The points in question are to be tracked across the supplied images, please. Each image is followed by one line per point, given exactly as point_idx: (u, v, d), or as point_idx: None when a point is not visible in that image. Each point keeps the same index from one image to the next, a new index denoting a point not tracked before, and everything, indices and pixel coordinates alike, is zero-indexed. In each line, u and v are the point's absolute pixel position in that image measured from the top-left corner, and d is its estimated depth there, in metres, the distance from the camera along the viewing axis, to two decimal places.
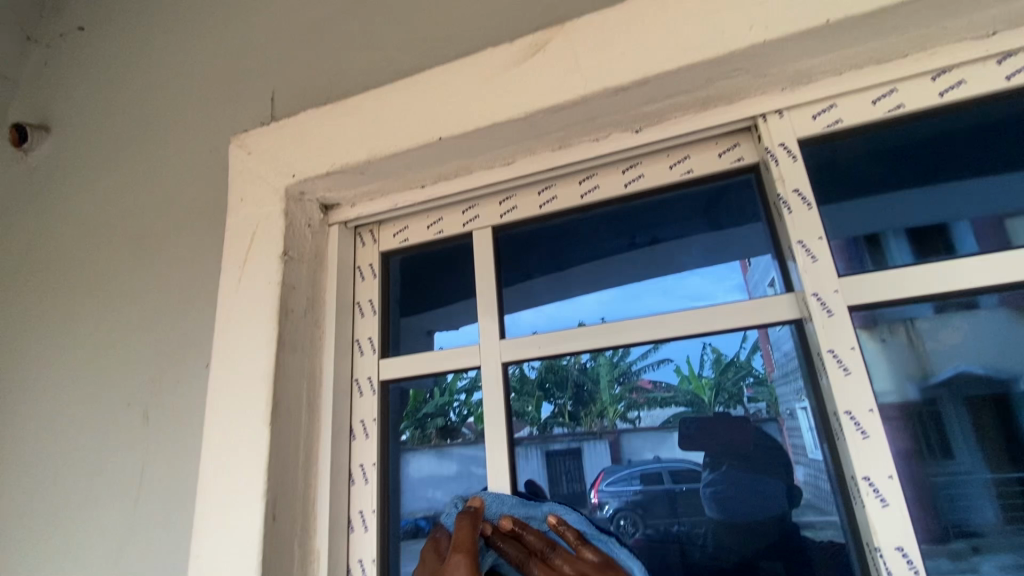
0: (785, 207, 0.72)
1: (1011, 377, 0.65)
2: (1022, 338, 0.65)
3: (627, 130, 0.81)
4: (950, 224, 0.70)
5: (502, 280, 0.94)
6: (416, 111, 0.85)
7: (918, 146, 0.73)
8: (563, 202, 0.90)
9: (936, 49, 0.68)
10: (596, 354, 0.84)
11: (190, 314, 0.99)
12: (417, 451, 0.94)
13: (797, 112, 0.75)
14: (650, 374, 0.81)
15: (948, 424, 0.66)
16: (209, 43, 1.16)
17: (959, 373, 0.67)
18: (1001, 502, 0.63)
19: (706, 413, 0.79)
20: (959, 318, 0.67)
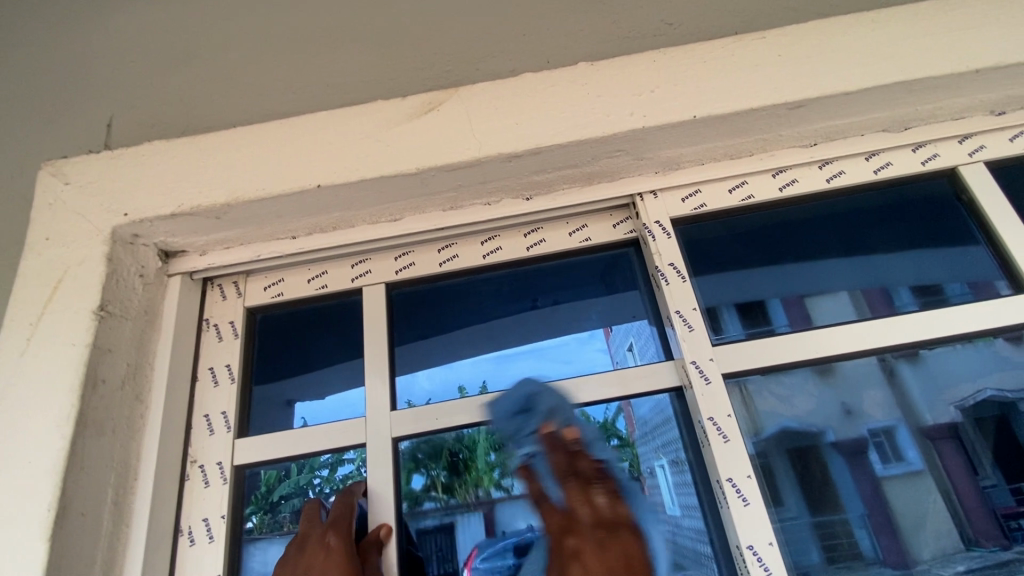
0: (663, 279, 0.76)
1: (818, 430, 0.73)
2: (826, 395, 0.74)
3: (518, 197, 0.82)
4: (767, 302, 0.79)
5: (393, 341, 0.85)
6: (292, 156, 0.77)
7: (757, 231, 0.83)
8: (462, 262, 0.86)
9: (775, 152, 0.80)
10: (473, 428, 0.78)
11: None
12: (266, 541, 0.77)
13: (671, 193, 0.82)
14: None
15: (778, 475, 0.70)
16: (26, 53, 0.96)
17: (783, 428, 0.72)
18: (823, 542, 0.68)
19: None
20: (780, 378, 0.74)
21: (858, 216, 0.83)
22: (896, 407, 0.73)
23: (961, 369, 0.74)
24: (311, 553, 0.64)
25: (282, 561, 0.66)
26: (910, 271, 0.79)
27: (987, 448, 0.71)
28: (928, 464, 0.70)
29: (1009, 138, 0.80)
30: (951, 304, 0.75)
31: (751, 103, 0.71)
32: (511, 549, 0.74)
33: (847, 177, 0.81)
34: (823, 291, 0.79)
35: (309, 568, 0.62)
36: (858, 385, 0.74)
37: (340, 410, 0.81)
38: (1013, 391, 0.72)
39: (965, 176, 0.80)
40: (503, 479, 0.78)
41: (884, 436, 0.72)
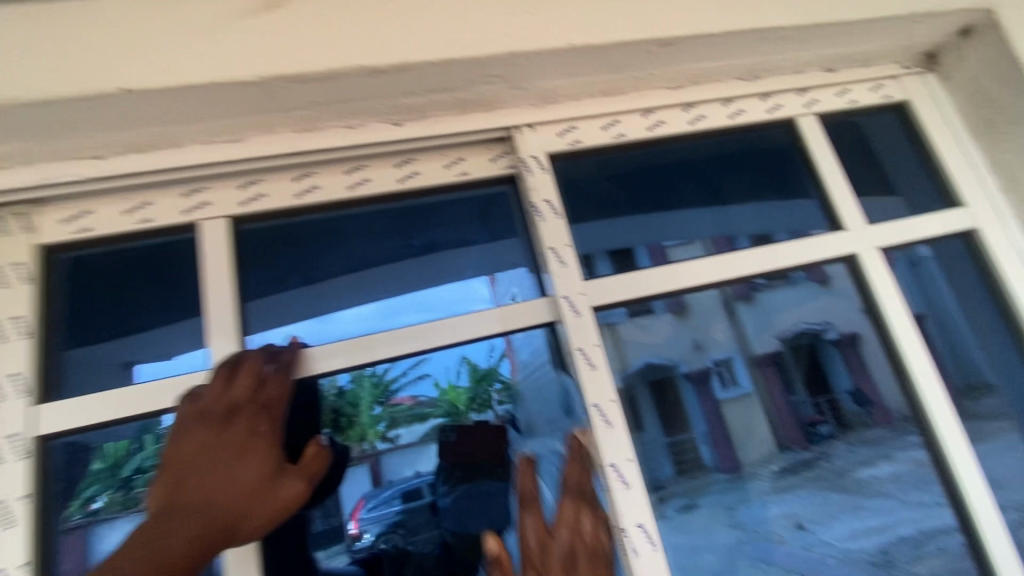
0: (538, 215, 0.75)
1: (674, 363, 0.80)
2: (681, 331, 0.80)
3: (386, 121, 0.74)
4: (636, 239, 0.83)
5: (244, 285, 0.75)
6: (85, 49, 0.60)
7: (628, 173, 0.86)
8: (323, 195, 0.76)
9: (644, 93, 0.82)
10: (351, 372, 0.73)
11: None
12: (115, 522, 0.67)
13: (547, 127, 0.79)
14: (408, 391, 0.76)
15: (641, 406, 0.76)
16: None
17: (646, 363, 0.78)
18: (677, 459, 0.75)
19: (463, 422, 0.77)
20: (646, 320, 0.79)
21: (712, 165, 0.89)
22: (733, 340, 0.82)
23: (785, 306, 0.84)
24: (239, 429, 0.59)
25: (202, 415, 0.60)
26: (755, 216, 0.87)
27: (800, 370, 0.83)
28: (755, 386, 0.81)
29: (837, 95, 0.90)
30: (781, 241, 0.84)
31: (624, 36, 0.70)
32: (398, 497, 0.73)
33: (707, 122, 0.85)
34: (680, 229, 0.85)
35: (232, 442, 0.58)
36: (707, 321, 0.81)
37: (181, 365, 0.71)
38: (818, 324, 0.84)
39: (800, 126, 0.88)
40: (389, 431, 0.75)
41: (725, 366, 0.81)
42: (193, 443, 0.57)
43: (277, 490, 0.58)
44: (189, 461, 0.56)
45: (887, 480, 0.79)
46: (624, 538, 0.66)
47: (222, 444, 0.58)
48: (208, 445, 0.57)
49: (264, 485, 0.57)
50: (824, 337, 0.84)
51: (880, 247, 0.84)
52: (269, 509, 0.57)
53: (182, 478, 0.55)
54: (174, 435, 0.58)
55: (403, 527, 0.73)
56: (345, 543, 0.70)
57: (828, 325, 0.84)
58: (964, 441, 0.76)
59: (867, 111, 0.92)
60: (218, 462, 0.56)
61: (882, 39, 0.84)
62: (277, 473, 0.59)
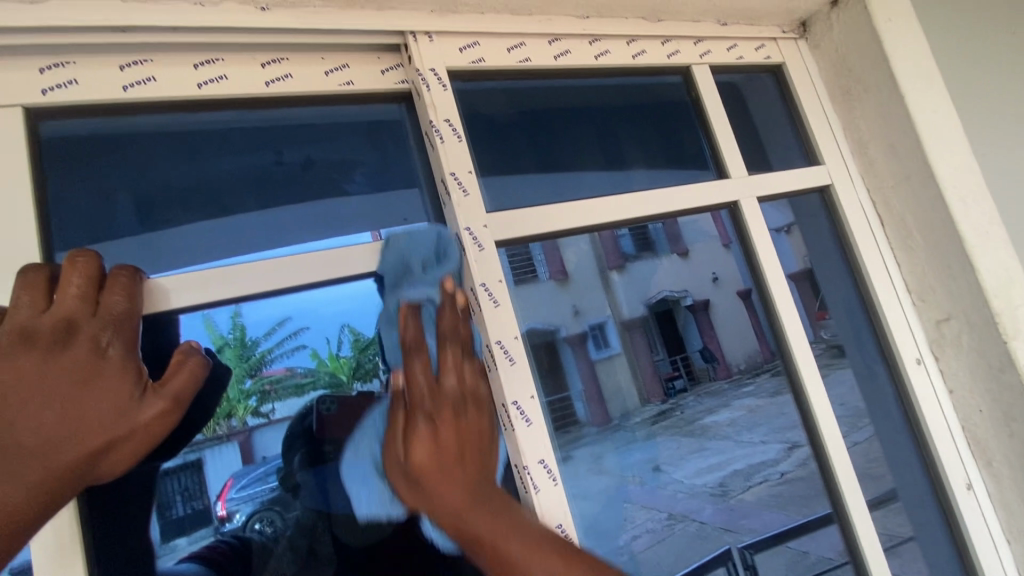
0: (438, 136, 0.67)
1: (554, 328, 0.77)
2: (557, 298, 0.78)
3: (249, 5, 0.60)
4: (543, 172, 0.80)
5: (50, 197, 0.59)
6: None
7: (532, 103, 0.82)
8: (160, 90, 0.60)
9: (551, 18, 0.77)
10: (205, 320, 0.61)
11: None
12: None
13: (446, 40, 0.71)
14: (282, 362, 0.67)
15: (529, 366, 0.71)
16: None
17: (528, 328, 0.73)
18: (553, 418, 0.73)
19: (346, 393, 0.68)
20: (529, 284, 0.74)
21: (611, 105, 0.88)
22: (606, 306, 0.83)
23: (655, 273, 0.87)
24: (77, 353, 0.48)
25: (23, 334, 0.47)
26: (645, 156, 0.88)
27: (661, 335, 0.87)
28: (623, 348, 0.84)
29: (726, 49, 0.93)
30: (663, 183, 0.87)
31: None
32: (273, 473, 0.65)
33: (610, 58, 0.82)
34: (582, 165, 0.84)
35: (75, 369, 0.48)
36: (582, 289, 0.81)
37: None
38: (678, 291, 0.88)
39: (695, 75, 0.90)
40: (261, 406, 0.65)
41: (598, 330, 0.82)
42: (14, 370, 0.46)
43: (142, 419, 0.51)
44: (13, 390, 0.45)
45: (725, 424, 0.90)
46: (526, 476, 0.63)
47: (59, 372, 0.47)
48: (34, 373, 0.46)
49: (124, 415, 0.50)
50: (682, 304, 0.88)
51: (757, 196, 0.90)
52: (135, 442, 0.51)
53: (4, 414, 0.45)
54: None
55: (280, 504, 0.66)
56: (208, 527, 0.62)
57: (685, 293, 0.89)
58: (816, 381, 0.85)
59: (749, 71, 0.97)
60: (60, 393, 0.47)
61: None
62: (139, 399, 0.51)
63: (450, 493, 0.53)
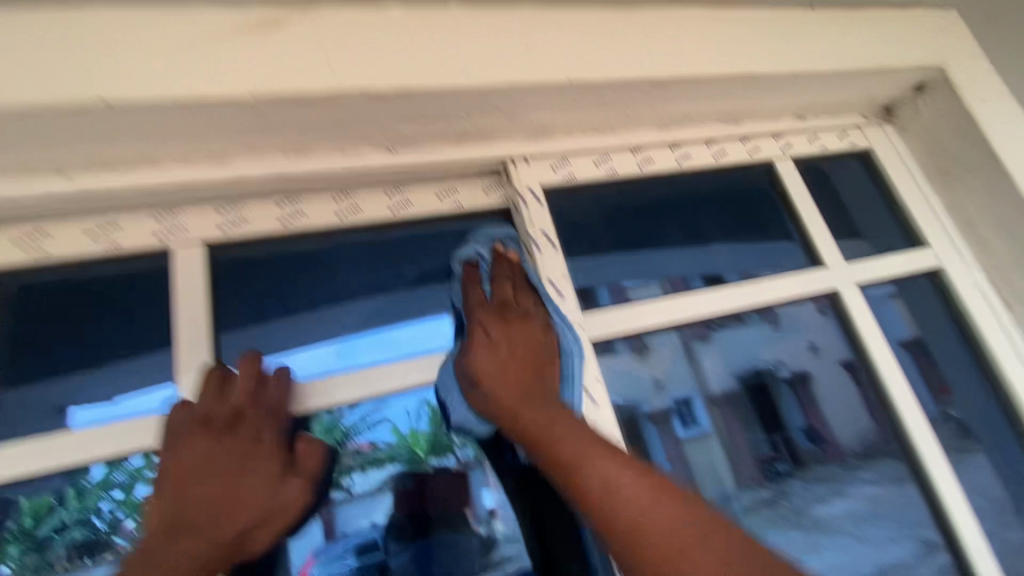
0: (535, 248, 0.75)
1: (634, 404, 0.77)
2: (641, 371, 0.78)
3: (381, 148, 0.73)
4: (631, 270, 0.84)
5: (218, 316, 0.71)
6: (60, 57, 0.56)
7: (618, 206, 0.87)
8: (310, 222, 0.73)
9: (634, 131, 0.84)
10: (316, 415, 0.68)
11: None
12: None
13: (541, 160, 0.80)
14: (364, 436, 0.70)
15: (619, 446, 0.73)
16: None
17: None
18: None
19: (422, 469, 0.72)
20: (609, 361, 0.77)
21: (696, 200, 0.92)
22: (692, 380, 0.81)
23: (743, 343, 0.84)
24: (239, 438, 0.62)
25: (205, 422, 0.61)
26: (731, 248, 0.90)
27: (755, 410, 0.82)
28: (715, 427, 0.79)
29: (808, 141, 0.95)
30: (751, 275, 0.87)
31: (621, 76, 0.73)
32: (353, 550, 0.67)
33: (692, 161, 0.88)
34: (665, 260, 0.86)
35: (237, 451, 0.61)
36: (665, 361, 0.80)
37: (132, 406, 0.65)
38: (769, 363, 0.85)
39: (778, 168, 0.93)
40: (342, 479, 0.69)
41: (684, 405, 0.80)
42: (194, 457, 0.59)
43: (280, 498, 0.62)
44: (192, 475, 0.58)
45: (844, 516, 0.79)
46: None
47: (225, 459, 0.60)
48: (207, 461, 0.59)
49: (267, 497, 0.61)
50: (778, 376, 0.85)
51: (857, 281, 0.87)
52: (274, 519, 0.62)
53: (184, 493, 0.57)
54: (174, 442, 0.59)
55: None
56: None
57: (779, 364, 0.85)
58: (947, 472, 0.78)
59: (834, 157, 0.98)
60: (226, 470, 0.60)
61: (848, 90, 0.90)
62: (280, 483, 0.62)
63: (496, 349, 0.67)
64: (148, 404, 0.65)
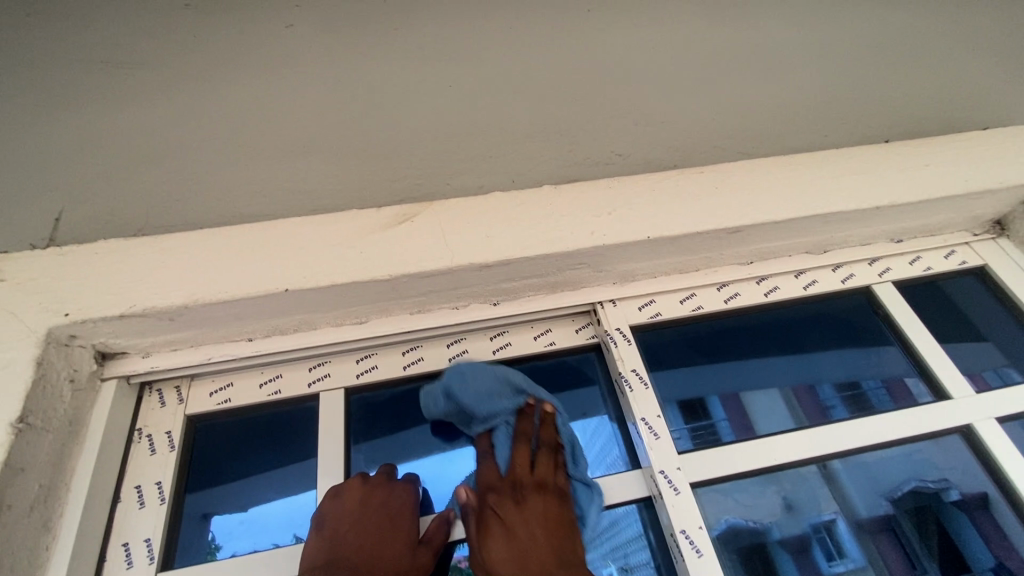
0: (628, 385, 0.79)
1: (765, 528, 0.73)
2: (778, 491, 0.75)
3: (486, 302, 0.85)
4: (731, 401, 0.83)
5: (349, 435, 0.82)
6: (259, 257, 0.76)
7: (711, 336, 0.89)
8: (426, 366, 0.86)
9: (717, 269, 0.89)
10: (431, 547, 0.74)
11: None
12: None
13: (628, 302, 0.87)
14: (462, 549, 0.73)
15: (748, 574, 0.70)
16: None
17: (734, 524, 0.72)
18: None
19: None
20: (745, 481, 0.75)
21: (792, 327, 0.91)
22: (834, 501, 0.75)
23: (889, 462, 0.78)
24: (383, 497, 0.71)
25: (362, 481, 0.73)
26: (840, 376, 0.86)
27: (921, 540, 0.74)
28: (869, 558, 0.72)
29: (908, 262, 0.93)
30: (870, 411, 0.81)
31: (698, 228, 0.80)
32: None
33: (781, 292, 0.90)
34: (766, 388, 0.85)
35: (379, 509, 0.70)
36: (797, 482, 0.76)
37: (268, 535, 0.74)
38: (935, 483, 0.77)
39: (879, 294, 0.91)
40: None
41: (826, 531, 0.74)
42: (350, 506, 0.70)
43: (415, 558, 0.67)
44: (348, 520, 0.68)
45: None
46: None
47: (373, 509, 0.69)
48: (360, 509, 0.69)
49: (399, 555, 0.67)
50: (946, 498, 0.76)
51: (995, 417, 0.79)
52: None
53: (339, 537, 0.67)
54: (335, 497, 0.71)
55: None
56: None
57: (947, 484, 0.77)
58: None
59: (946, 276, 0.94)
60: (374, 519, 0.68)
61: (942, 213, 0.89)
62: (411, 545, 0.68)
63: (523, 529, 0.65)
64: (281, 532, 0.74)
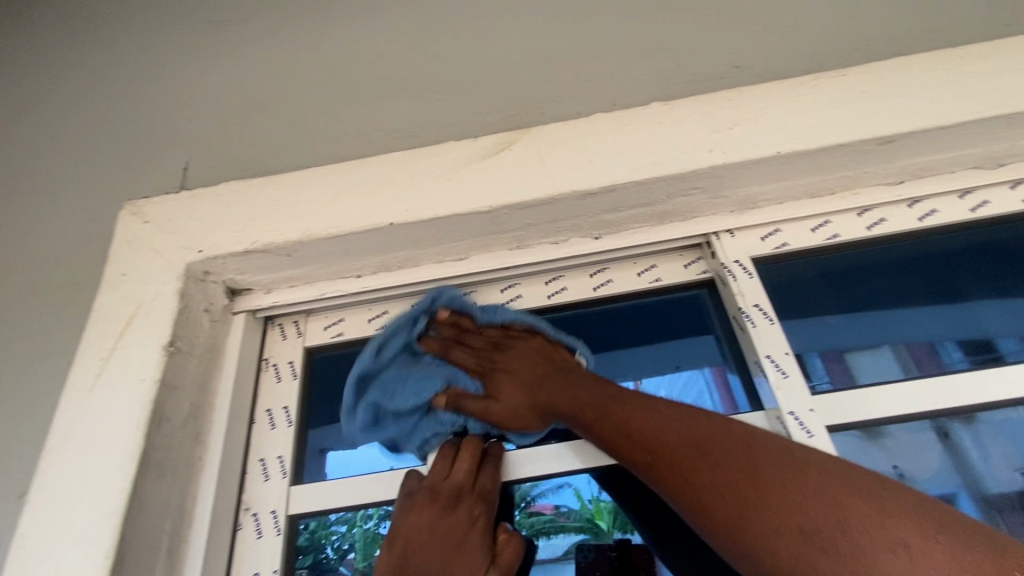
0: (749, 321, 0.72)
1: None
2: (885, 459, 0.66)
3: (588, 235, 0.80)
4: (876, 343, 0.74)
5: None
6: (362, 193, 0.76)
7: (851, 269, 0.79)
8: (525, 303, 0.84)
9: (859, 191, 0.77)
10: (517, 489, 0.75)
11: (29, 414, 0.74)
12: None
13: (748, 233, 0.78)
14: (548, 498, 0.74)
15: None
16: (107, 95, 0.99)
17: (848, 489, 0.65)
18: None
19: (605, 541, 0.72)
20: (867, 436, 0.67)
21: (950, 258, 0.78)
22: (956, 473, 0.65)
23: None
24: (453, 512, 0.65)
25: (432, 494, 0.67)
26: (1014, 315, 0.73)
27: None
28: None
29: None
30: None
31: (839, 140, 0.69)
32: None
33: (940, 217, 0.76)
34: (919, 328, 0.74)
35: (454, 528, 0.64)
36: (912, 447, 0.67)
37: (366, 463, 0.78)
38: None
39: None
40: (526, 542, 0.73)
41: (945, 505, 0.64)
42: (420, 523, 0.64)
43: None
44: (417, 540, 0.63)
45: None
46: None
47: (447, 530, 0.64)
48: (432, 530, 0.64)
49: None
50: None
51: None
52: None
53: (411, 556, 0.62)
54: (407, 512, 0.66)
55: None
56: None
57: None
58: None
59: None
60: (448, 542, 0.63)
61: None
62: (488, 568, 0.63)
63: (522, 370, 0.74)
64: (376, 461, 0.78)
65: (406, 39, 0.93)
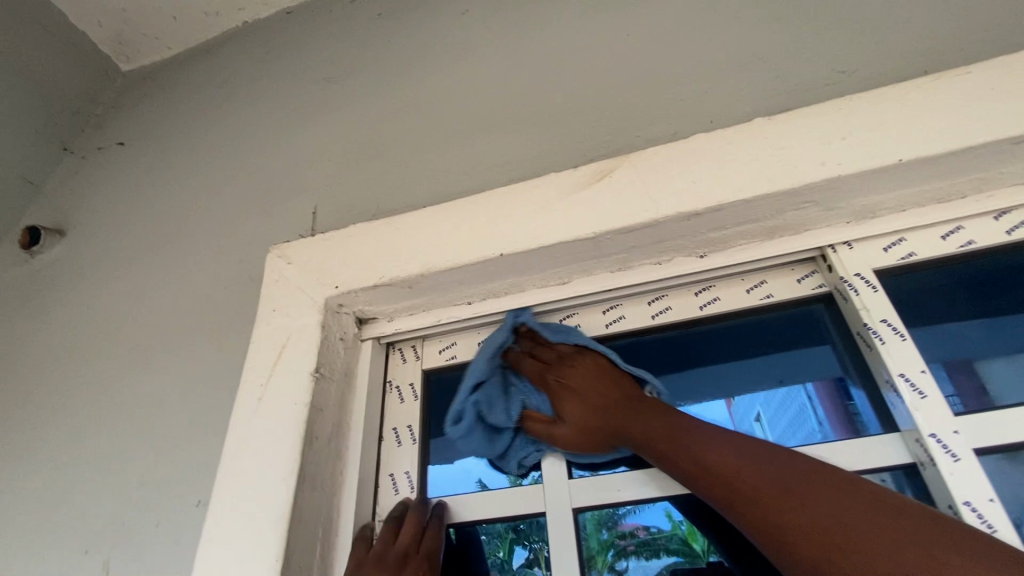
0: (877, 337, 0.69)
1: None
2: None
3: (692, 254, 0.81)
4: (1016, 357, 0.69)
5: None
6: (473, 226, 0.83)
7: (983, 279, 0.74)
8: (628, 324, 0.86)
9: (996, 192, 0.71)
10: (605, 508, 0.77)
11: (204, 430, 0.88)
12: None
13: (868, 244, 0.75)
14: (637, 517, 0.76)
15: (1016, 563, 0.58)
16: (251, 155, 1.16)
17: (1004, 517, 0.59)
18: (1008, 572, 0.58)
19: (700, 564, 0.72)
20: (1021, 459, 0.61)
21: None
22: None
23: None
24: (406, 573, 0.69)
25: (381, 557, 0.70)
26: None
27: None
28: None
29: None
30: None
31: (971, 142, 0.65)
32: None
33: None
34: None
35: None
36: None
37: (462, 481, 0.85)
38: None
39: None
40: (616, 562, 0.74)
41: None
42: None
43: None
44: None
45: None
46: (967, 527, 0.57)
47: None
48: None
49: None
50: None
51: None
52: None
53: None
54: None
55: None
56: None
57: None
58: None
59: None
60: None
61: None
62: None
63: (585, 394, 0.78)
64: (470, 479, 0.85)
65: (502, 81, 1.00)
